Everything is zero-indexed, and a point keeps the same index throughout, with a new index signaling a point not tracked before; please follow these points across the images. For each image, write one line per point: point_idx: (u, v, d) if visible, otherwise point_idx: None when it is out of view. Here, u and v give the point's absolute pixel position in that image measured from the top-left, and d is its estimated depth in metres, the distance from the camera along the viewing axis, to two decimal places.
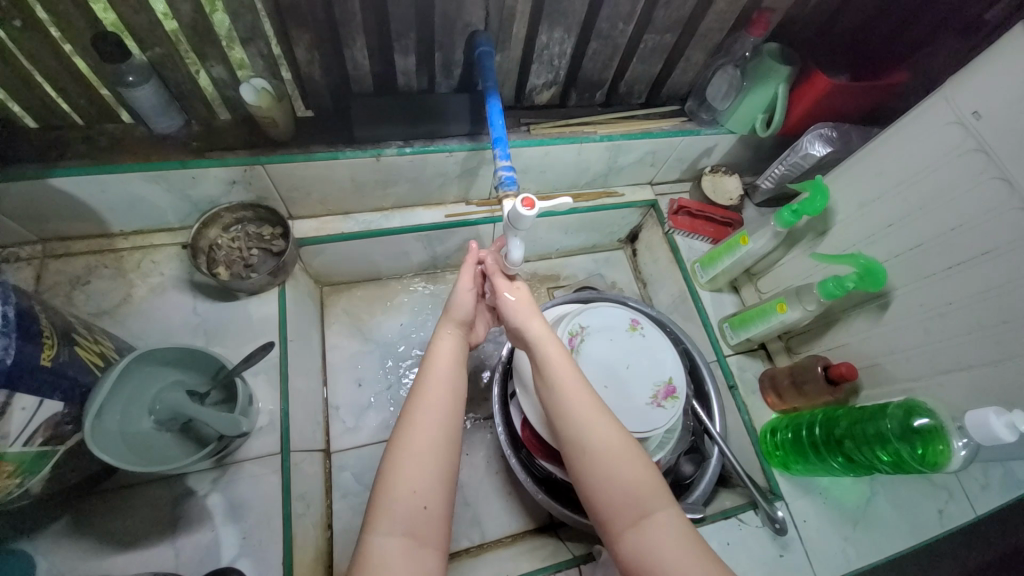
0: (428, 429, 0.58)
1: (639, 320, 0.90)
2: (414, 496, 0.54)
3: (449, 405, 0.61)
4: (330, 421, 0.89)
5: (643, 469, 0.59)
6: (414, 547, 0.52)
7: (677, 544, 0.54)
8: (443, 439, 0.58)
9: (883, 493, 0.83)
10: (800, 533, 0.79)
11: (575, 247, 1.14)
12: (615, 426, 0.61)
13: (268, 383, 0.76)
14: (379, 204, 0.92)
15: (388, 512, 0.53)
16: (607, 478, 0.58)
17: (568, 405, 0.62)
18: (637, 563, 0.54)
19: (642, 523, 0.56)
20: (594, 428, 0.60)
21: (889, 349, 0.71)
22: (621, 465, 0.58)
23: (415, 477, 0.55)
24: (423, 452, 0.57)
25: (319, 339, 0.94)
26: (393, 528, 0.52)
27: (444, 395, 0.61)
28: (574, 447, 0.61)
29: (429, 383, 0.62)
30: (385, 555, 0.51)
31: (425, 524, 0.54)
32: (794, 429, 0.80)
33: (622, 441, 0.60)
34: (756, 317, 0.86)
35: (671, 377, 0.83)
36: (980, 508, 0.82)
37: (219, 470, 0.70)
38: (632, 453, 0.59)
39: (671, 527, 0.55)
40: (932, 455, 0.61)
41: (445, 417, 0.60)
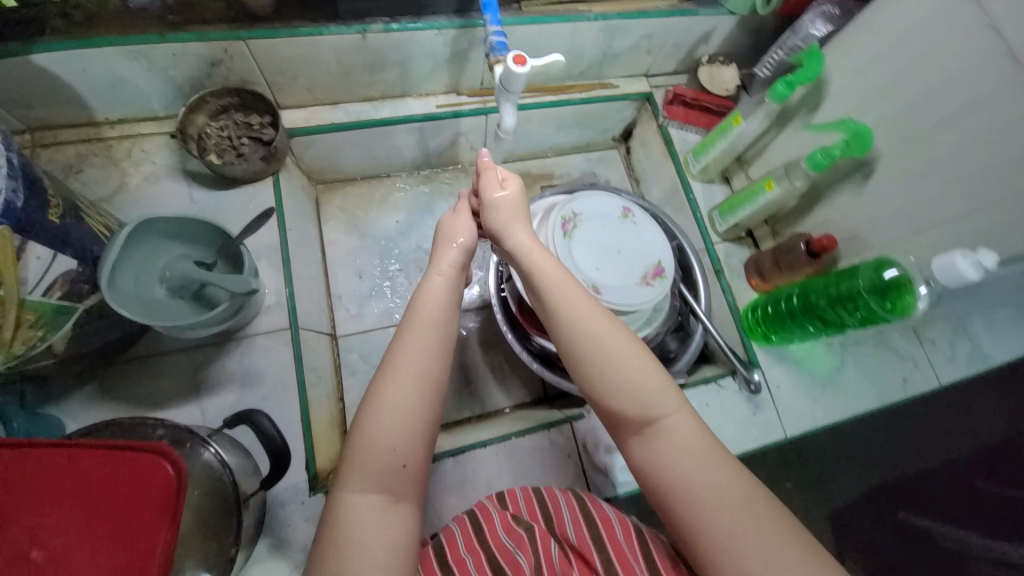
0: (408, 381, 0.52)
1: (630, 208, 0.92)
2: (394, 455, 0.50)
3: (436, 354, 0.55)
4: (334, 310, 0.93)
5: (651, 376, 0.54)
6: (390, 504, 0.49)
7: (689, 451, 0.51)
8: (427, 393, 0.53)
9: (852, 364, 0.90)
10: (773, 395, 0.86)
11: (569, 145, 1.13)
12: (620, 334, 0.56)
13: (271, 267, 0.79)
14: (367, 93, 0.90)
15: (359, 471, 0.49)
16: (612, 390, 0.54)
17: (563, 317, 0.57)
18: (646, 470, 0.53)
19: (649, 430, 0.53)
20: (595, 338, 0.55)
21: (869, 220, 0.74)
22: (627, 372, 0.54)
23: (390, 435, 0.50)
24: (403, 407, 0.51)
25: (317, 234, 0.95)
26: (366, 488, 0.49)
27: (430, 336, 0.55)
28: (573, 359, 0.56)
29: (411, 327, 0.56)
30: (359, 513, 0.48)
31: (402, 482, 0.50)
32: (774, 302, 0.85)
33: (629, 349, 0.55)
34: (744, 200, 0.88)
35: (659, 260, 0.87)
36: (942, 376, 0.92)
37: (233, 343, 0.75)
38: (640, 365, 0.54)
39: (687, 450, 0.51)
40: (898, 306, 0.65)
41: (429, 366, 0.54)
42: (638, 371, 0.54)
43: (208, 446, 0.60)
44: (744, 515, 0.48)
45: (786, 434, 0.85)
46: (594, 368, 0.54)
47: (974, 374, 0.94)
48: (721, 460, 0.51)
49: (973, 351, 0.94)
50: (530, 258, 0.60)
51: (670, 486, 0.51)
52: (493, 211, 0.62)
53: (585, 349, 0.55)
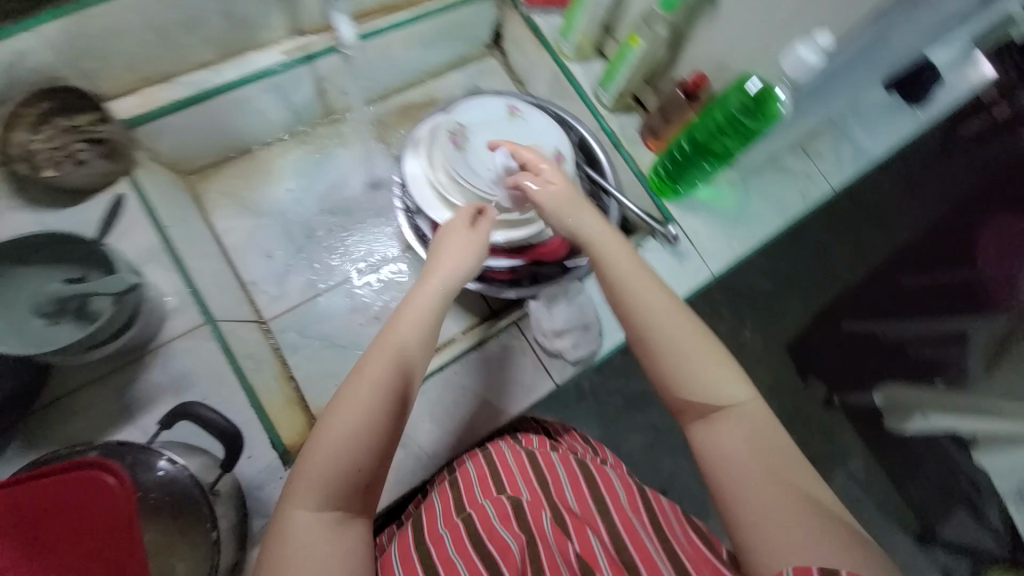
0: (367, 395, 0.55)
1: (516, 105, 0.91)
2: (357, 471, 0.53)
3: (406, 365, 0.59)
4: (254, 297, 0.88)
5: (727, 368, 0.58)
6: (341, 521, 0.51)
7: (750, 441, 0.54)
8: (390, 407, 0.56)
9: (756, 194, 0.95)
10: (693, 243, 0.91)
11: (443, 64, 1.08)
12: (691, 322, 0.60)
13: (161, 268, 0.73)
14: (202, 59, 0.82)
15: (314, 487, 0.51)
16: (685, 374, 0.58)
17: (633, 303, 0.62)
18: (707, 454, 0.56)
19: (712, 416, 0.57)
20: (668, 322, 0.60)
21: (729, 45, 0.76)
22: (693, 354, 0.58)
23: (351, 453, 0.53)
24: (360, 424, 0.54)
25: (207, 226, 0.89)
26: (315, 504, 0.51)
27: (401, 354, 0.59)
28: (643, 344, 0.61)
29: (389, 338, 0.60)
30: (303, 531, 0.50)
31: (358, 498, 0.53)
32: (670, 156, 0.88)
33: (700, 339, 0.60)
34: (617, 64, 0.88)
35: (557, 147, 0.88)
36: (834, 181, 0.99)
37: (152, 355, 0.71)
38: (711, 355, 0.59)
39: (751, 440, 0.55)
40: (766, 112, 0.70)
41: (395, 381, 0.57)
42: (705, 358, 0.58)
43: (161, 454, 0.59)
44: (800, 504, 0.50)
45: (712, 272, 0.90)
46: (666, 350, 0.59)
47: (860, 172, 1.02)
48: (790, 456, 0.54)
49: (855, 153, 1.02)
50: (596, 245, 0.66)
51: (726, 471, 0.54)
52: (548, 200, 0.70)
53: (661, 330, 0.60)
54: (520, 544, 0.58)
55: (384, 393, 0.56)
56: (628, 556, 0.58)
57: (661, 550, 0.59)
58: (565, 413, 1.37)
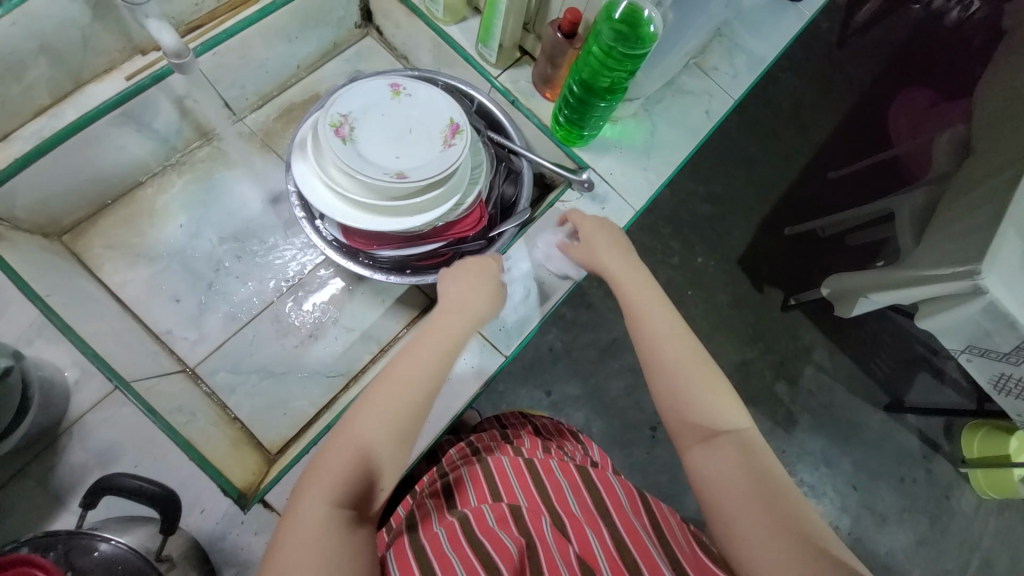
0: (402, 393, 0.60)
1: (399, 83, 0.86)
2: (376, 470, 0.56)
3: (438, 381, 0.63)
4: (172, 346, 0.82)
5: (732, 403, 0.62)
6: (351, 523, 0.53)
7: (747, 472, 0.56)
8: (418, 414, 0.61)
9: (662, 123, 0.95)
10: (610, 184, 0.90)
11: (316, 55, 1.00)
12: (700, 356, 0.65)
13: (50, 341, 0.69)
14: (33, 104, 0.74)
15: (332, 480, 0.54)
16: (692, 400, 0.62)
17: (647, 337, 0.67)
18: (703, 475, 0.58)
19: (711, 440, 0.60)
20: (673, 354, 0.65)
21: None
22: (700, 385, 0.62)
23: (379, 455, 0.57)
24: (392, 422, 0.59)
25: (100, 285, 0.81)
26: (335, 497, 0.53)
27: (432, 366, 0.64)
28: (653, 369, 0.65)
29: (422, 344, 0.66)
30: (310, 521, 0.51)
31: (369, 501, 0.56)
32: (565, 102, 0.86)
33: (714, 376, 0.64)
34: (490, 18, 0.85)
35: (451, 117, 0.84)
36: (734, 93, 0.99)
37: (66, 436, 0.66)
38: (720, 390, 0.63)
39: (744, 464, 0.57)
40: (637, 32, 0.72)
41: (427, 388, 0.62)
42: (714, 393, 0.62)
43: (97, 536, 0.56)
44: (789, 534, 0.51)
45: (635, 208, 0.90)
46: (674, 375, 0.63)
47: (759, 77, 1.02)
48: (784, 491, 0.55)
49: (749, 60, 1.02)
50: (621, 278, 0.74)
51: (719, 495, 0.56)
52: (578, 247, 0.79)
53: (671, 360, 0.64)
54: (518, 544, 0.57)
55: (412, 395, 0.61)
56: (631, 553, 0.58)
57: (666, 558, 0.58)
58: (542, 379, 1.37)
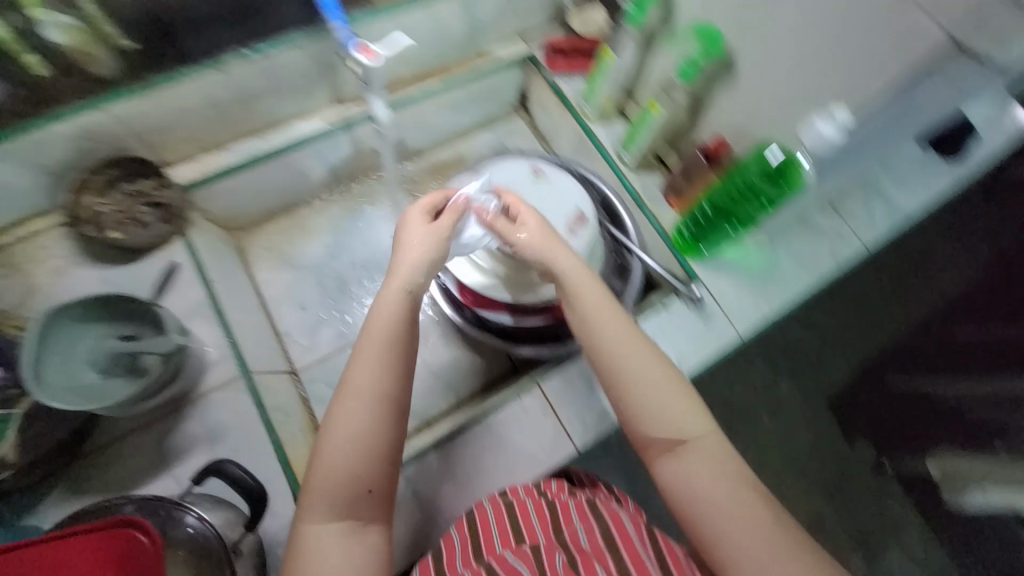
0: (358, 418, 0.58)
1: (540, 167, 0.95)
2: (356, 483, 0.58)
3: (389, 383, 0.60)
4: (287, 347, 0.93)
5: (683, 401, 0.62)
6: (355, 528, 0.58)
7: (716, 475, 0.59)
8: (378, 425, 0.59)
9: (783, 252, 0.93)
10: (721, 306, 0.90)
11: (472, 124, 1.14)
12: (649, 357, 0.64)
13: (206, 322, 0.79)
14: (250, 127, 0.88)
15: (321, 501, 0.57)
16: (646, 412, 0.62)
17: (600, 347, 0.65)
18: (675, 487, 0.60)
19: (678, 450, 0.61)
20: (629, 364, 0.64)
21: (750, 112, 0.78)
22: (652, 390, 0.62)
23: (350, 468, 0.57)
24: (354, 444, 0.58)
25: (249, 279, 0.95)
26: (330, 515, 0.57)
27: (378, 366, 0.60)
28: (613, 382, 0.64)
29: (366, 354, 0.61)
30: (321, 540, 0.56)
31: (364, 505, 0.58)
32: (693, 216, 0.90)
33: (658, 371, 0.63)
34: (639, 128, 0.91)
35: (579, 206, 0.90)
36: (867, 239, 0.94)
37: (188, 407, 0.75)
38: (669, 387, 0.63)
39: (711, 462, 0.60)
40: (789, 181, 0.71)
41: (380, 398, 0.59)
42: (670, 396, 0.62)
43: (188, 511, 0.62)
44: (777, 532, 0.56)
45: (739, 335, 0.90)
46: (629, 390, 0.63)
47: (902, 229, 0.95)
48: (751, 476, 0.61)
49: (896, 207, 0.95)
50: (575, 281, 0.67)
51: (696, 504, 0.59)
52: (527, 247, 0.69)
53: (625, 370, 0.63)
54: None
55: (357, 404, 0.58)
56: None
57: None
58: None
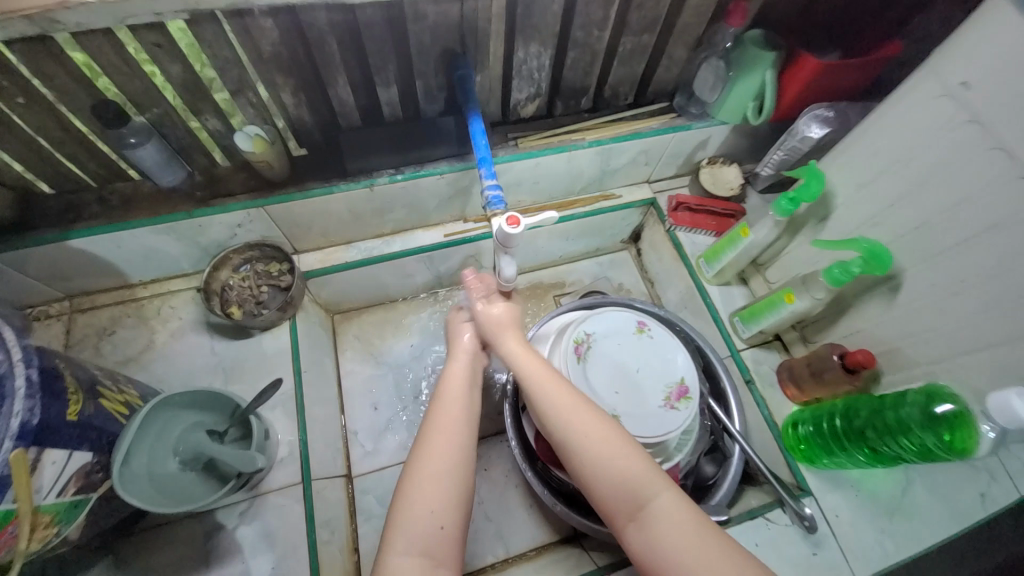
0: (439, 453, 0.59)
1: (645, 321, 0.87)
2: (433, 517, 0.56)
3: (465, 424, 0.63)
4: (350, 446, 0.91)
5: (631, 459, 0.59)
6: (431, 568, 0.54)
7: (685, 535, 0.54)
8: (459, 465, 0.60)
9: (918, 481, 0.79)
10: (833, 529, 0.77)
11: (578, 252, 1.14)
12: (595, 419, 0.61)
13: (285, 415, 0.80)
14: (379, 230, 0.93)
15: (403, 535, 0.55)
16: (597, 477, 0.59)
17: (550, 416, 0.62)
18: (645, 557, 0.55)
19: (640, 514, 0.57)
20: (578, 434, 0.60)
21: (907, 333, 0.69)
22: (602, 455, 0.59)
23: (433, 497, 0.57)
24: (436, 476, 0.58)
25: (334, 367, 0.97)
26: (409, 549, 0.54)
27: (456, 410, 0.64)
28: (566, 453, 0.61)
29: (441, 400, 0.65)
30: None
31: (441, 545, 0.55)
32: (815, 420, 0.78)
33: (603, 432, 0.60)
34: (765, 309, 0.84)
35: (682, 377, 0.81)
36: None
37: (244, 505, 0.73)
38: (616, 446, 0.59)
39: (674, 518, 0.55)
40: (959, 442, 0.59)
41: (459, 439, 0.61)
42: (618, 456, 0.59)
43: None
44: None
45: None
46: (581, 461, 0.60)
47: None
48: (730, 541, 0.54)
49: None
50: (520, 356, 0.68)
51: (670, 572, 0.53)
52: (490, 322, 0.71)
53: (573, 436, 0.61)
54: None
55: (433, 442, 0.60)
56: None
57: None
58: None
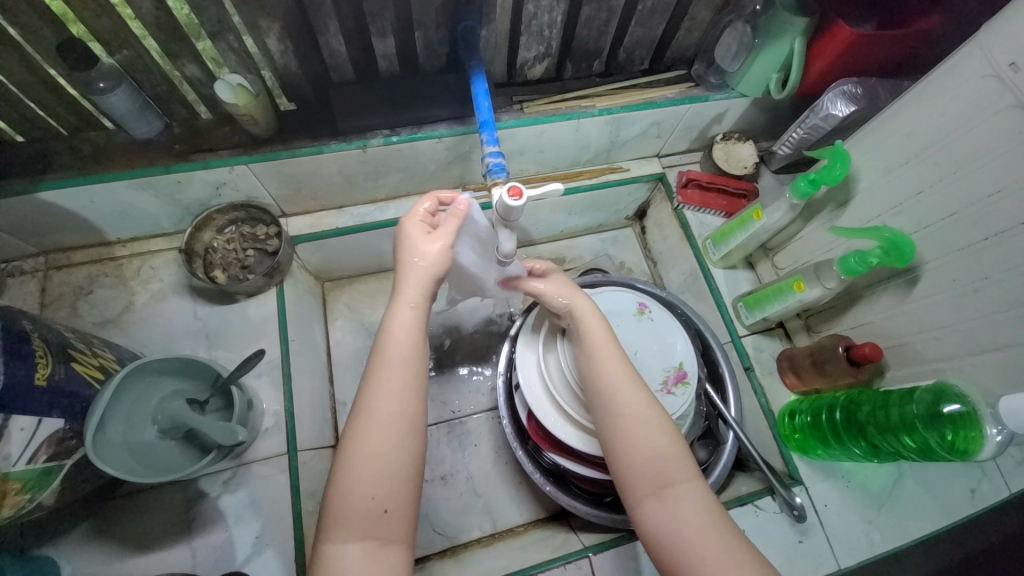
0: (380, 429, 0.54)
1: (646, 303, 0.83)
2: (373, 500, 0.52)
3: (404, 393, 0.56)
4: (339, 417, 0.90)
5: (671, 440, 0.58)
6: (377, 548, 0.51)
7: (704, 519, 0.53)
8: (396, 443, 0.54)
9: (911, 476, 0.77)
10: (821, 518, 0.75)
11: (580, 227, 1.10)
12: (645, 396, 0.60)
13: (271, 384, 0.77)
14: (372, 196, 0.88)
15: (344, 518, 0.52)
16: (632, 445, 0.57)
17: (601, 378, 0.62)
18: (659, 533, 0.54)
19: (665, 492, 0.55)
20: (624, 402, 0.60)
21: (918, 328, 0.67)
22: (646, 428, 0.58)
23: (370, 483, 0.52)
24: (376, 456, 0.53)
25: (323, 336, 0.94)
26: (351, 533, 0.51)
27: (397, 381, 0.56)
28: (606, 415, 0.60)
29: (380, 366, 0.57)
30: (346, 563, 0.50)
31: (386, 526, 0.52)
32: (814, 412, 0.77)
33: (648, 409, 0.59)
34: (772, 296, 0.80)
35: (681, 362, 0.78)
36: (1016, 485, 0.75)
37: (228, 474, 0.72)
38: (660, 424, 0.59)
39: (698, 501, 0.54)
40: (962, 442, 0.58)
41: (400, 413, 0.55)
42: (660, 434, 0.58)
43: None
44: None
45: (841, 567, 0.73)
46: (620, 427, 0.59)
47: None
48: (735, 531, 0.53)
49: None
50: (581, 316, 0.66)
51: (680, 552, 0.52)
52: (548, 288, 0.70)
53: (616, 402, 0.60)
54: None
55: (374, 418, 0.54)
56: None
57: None
58: None
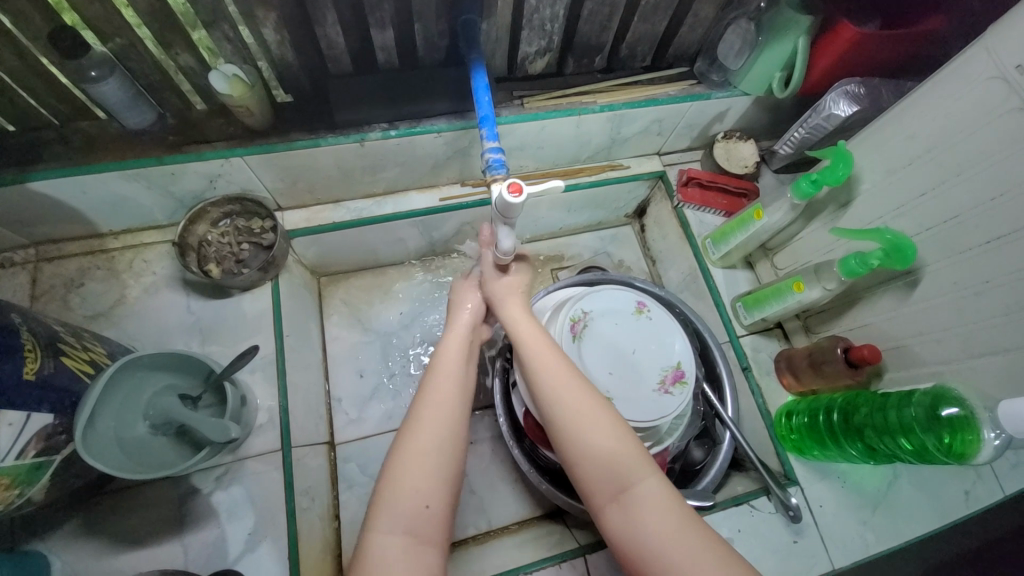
0: (429, 427, 0.55)
1: (645, 301, 0.83)
2: (416, 495, 0.52)
3: (459, 393, 0.59)
4: (334, 413, 0.89)
5: (618, 441, 0.56)
6: (415, 546, 0.51)
7: (663, 520, 0.52)
8: (449, 440, 0.56)
9: (906, 476, 0.77)
10: (816, 519, 0.75)
11: (579, 225, 1.09)
12: (588, 399, 0.59)
13: (265, 380, 0.77)
14: (369, 190, 0.87)
15: (389, 511, 0.51)
16: (583, 453, 0.56)
17: (542, 389, 0.60)
18: (624, 540, 0.53)
19: (624, 497, 0.55)
20: (566, 411, 0.58)
21: (917, 331, 0.67)
22: (590, 432, 0.57)
23: (415, 476, 0.53)
24: (425, 452, 0.54)
25: (319, 332, 0.93)
26: (393, 527, 0.51)
27: (450, 387, 0.59)
28: (552, 427, 0.59)
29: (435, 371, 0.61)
30: (386, 557, 0.49)
31: (426, 523, 0.52)
32: (811, 413, 0.77)
33: (591, 414, 0.58)
34: (771, 296, 0.80)
35: (679, 362, 0.77)
36: (1010, 488, 0.75)
37: (221, 470, 0.71)
38: (605, 425, 0.57)
39: (656, 502, 0.54)
40: (959, 446, 0.58)
41: (452, 418, 0.57)
42: (609, 437, 0.56)
43: None
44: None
45: (835, 567, 0.73)
46: (566, 437, 0.57)
47: None
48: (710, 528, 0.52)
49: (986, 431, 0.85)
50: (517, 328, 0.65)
51: (646, 557, 0.52)
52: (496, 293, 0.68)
53: (561, 411, 0.58)
54: None
55: (424, 417, 0.56)
56: None
57: None
58: None
